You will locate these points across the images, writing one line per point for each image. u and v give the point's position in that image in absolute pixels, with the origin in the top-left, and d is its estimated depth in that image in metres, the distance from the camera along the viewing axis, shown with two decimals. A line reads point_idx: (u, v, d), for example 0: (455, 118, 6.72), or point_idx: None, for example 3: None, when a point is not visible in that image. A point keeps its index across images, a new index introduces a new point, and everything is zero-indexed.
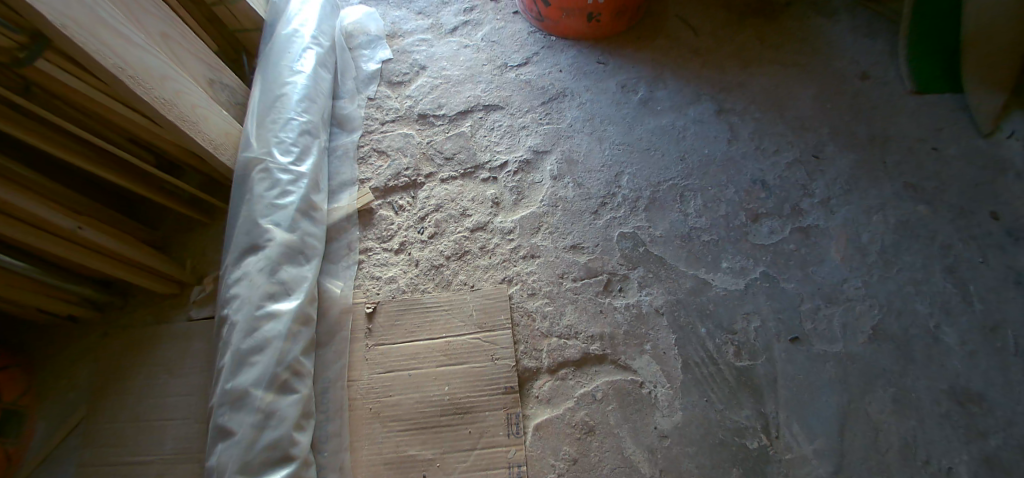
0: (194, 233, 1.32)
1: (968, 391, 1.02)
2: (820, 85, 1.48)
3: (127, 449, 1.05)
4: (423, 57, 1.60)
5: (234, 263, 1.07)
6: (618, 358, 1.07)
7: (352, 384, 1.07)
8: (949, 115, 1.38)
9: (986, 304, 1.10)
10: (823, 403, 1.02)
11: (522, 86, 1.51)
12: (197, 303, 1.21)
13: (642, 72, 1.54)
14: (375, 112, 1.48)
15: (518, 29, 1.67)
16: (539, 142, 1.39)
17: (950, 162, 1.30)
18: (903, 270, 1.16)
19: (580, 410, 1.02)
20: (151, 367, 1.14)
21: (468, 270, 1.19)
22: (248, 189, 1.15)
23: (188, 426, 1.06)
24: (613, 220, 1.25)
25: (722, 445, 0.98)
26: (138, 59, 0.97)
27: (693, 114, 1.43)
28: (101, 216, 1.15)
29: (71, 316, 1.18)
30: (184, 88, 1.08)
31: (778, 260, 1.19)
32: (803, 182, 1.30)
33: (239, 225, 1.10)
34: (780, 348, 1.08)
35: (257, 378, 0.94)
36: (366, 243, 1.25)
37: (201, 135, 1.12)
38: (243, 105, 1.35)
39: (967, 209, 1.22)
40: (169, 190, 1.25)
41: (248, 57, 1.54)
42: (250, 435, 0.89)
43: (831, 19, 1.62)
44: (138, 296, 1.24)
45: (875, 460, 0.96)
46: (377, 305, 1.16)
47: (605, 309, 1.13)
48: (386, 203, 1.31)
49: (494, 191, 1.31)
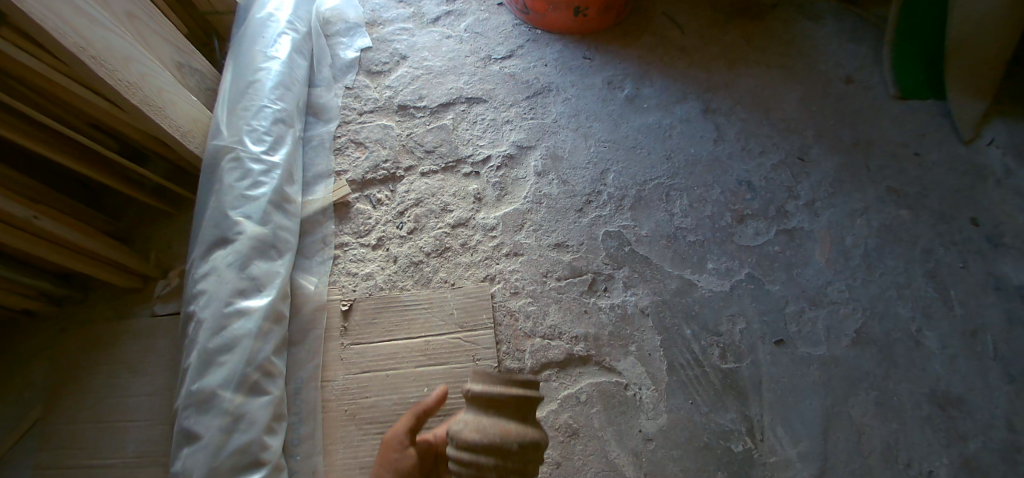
0: (159, 224, 1.25)
1: (948, 394, 1.02)
2: (805, 88, 1.47)
3: (84, 452, 0.98)
4: (404, 47, 1.55)
5: (201, 257, 1.01)
6: (603, 359, 1.04)
7: (327, 385, 1.02)
8: (931, 120, 1.39)
9: (966, 308, 1.11)
10: (808, 406, 1.01)
11: (507, 79, 1.48)
12: (162, 299, 1.15)
13: (629, 68, 1.52)
14: (353, 102, 1.42)
15: (503, 21, 1.64)
16: (523, 136, 1.35)
17: (931, 168, 1.30)
18: (886, 274, 1.16)
19: (563, 412, 0.99)
20: (111, 366, 1.07)
21: (448, 268, 1.15)
22: (218, 178, 1.09)
23: (151, 427, 1.00)
24: (598, 218, 1.23)
25: (708, 448, 0.96)
26: (101, 39, 0.91)
27: (680, 113, 1.42)
28: (59, 206, 1.08)
29: (26, 310, 1.11)
30: (150, 71, 1.03)
31: (763, 261, 1.18)
32: (789, 184, 1.29)
33: (208, 217, 1.05)
34: (765, 350, 1.07)
35: (225, 379, 0.89)
36: (342, 238, 1.19)
37: (168, 121, 1.06)
38: (215, 91, 1.28)
39: (948, 215, 1.23)
40: (133, 179, 1.19)
41: (219, 41, 1.48)
42: (216, 440, 0.84)
43: (816, 22, 1.63)
44: (99, 289, 1.18)
45: (858, 464, 0.95)
46: (353, 302, 1.11)
47: (590, 309, 1.10)
48: (364, 197, 1.26)
49: (476, 186, 1.27)
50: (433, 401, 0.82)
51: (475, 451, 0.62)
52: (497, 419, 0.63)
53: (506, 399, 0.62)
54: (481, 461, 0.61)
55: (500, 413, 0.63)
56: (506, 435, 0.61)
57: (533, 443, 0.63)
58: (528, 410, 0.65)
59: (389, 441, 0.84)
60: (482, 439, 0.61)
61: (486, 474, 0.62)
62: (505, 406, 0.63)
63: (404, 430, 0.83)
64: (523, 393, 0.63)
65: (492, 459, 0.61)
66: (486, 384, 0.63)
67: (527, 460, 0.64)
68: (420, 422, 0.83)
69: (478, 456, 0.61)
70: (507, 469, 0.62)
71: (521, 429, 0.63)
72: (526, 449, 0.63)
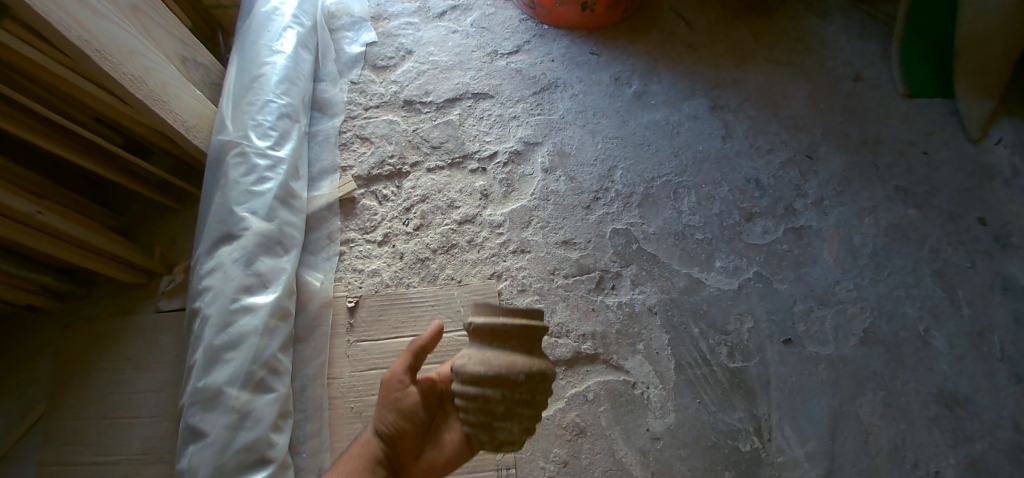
0: (164, 220, 1.24)
1: (956, 394, 1.02)
2: (813, 85, 1.46)
3: (90, 448, 0.98)
4: (410, 41, 1.54)
5: (207, 252, 1.01)
6: (610, 358, 1.04)
7: (333, 383, 1.02)
8: (940, 119, 1.38)
9: (973, 308, 1.11)
10: (816, 406, 1.01)
11: (513, 74, 1.46)
12: (167, 295, 1.14)
13: (636, 64, 1.51)
14: (359, 97, 1.41)
15: (510, 15, 1.62)
16: (530, 133, 1.34)
17: (939, 167, 1.30)
18: (894, 274, 1.15)
19: (571, 411, 0.99)
20: (115, 363, 1.07)
21: (455, 265, 1.14)
22: (223, 173, 1.08)
23: (157, 424, 0.99)
24: (606, 215, 1.22)
25: (715, 447, 0.96)
26: (105, 32, 0.90)
27: (688, 110, 1.41)
28: (63, 201, 1.07)
29: (30, 306, 1.11)
30: (155, 65, 1.01)
31: (771, 260, 1.17)
32: (797, 182, 1.28)
33: (213, 213, 1.04)
34: (773, 350, 1.06)
35: (231, 376, 0.89)
36: (347, 234, 1.19)
37: (172, 116, 1.05)
38: (219, 85, 1.27)
39: (956, 214, 1.22)
40: (137, 174, 1.18)
41: (224, 35, 1.47)
42: (223, 437, 0.84)
43: (825, 19, 1.61)
44: (103, 285, 1.17)
45: (865, 464, 0.95)
46: (359, 299, 1.10)
47: (597, 307, 1.10)
48: (370, 193, 1.25)
49: (482, 183, 1.26)
50: (432, 334, 0.70)
51: (481, 385, 0.62)
52: (502, 351, 0.62)
53: (510, 329, 0.61)
54: (488, 394, 0.62)
55: (505, 345, 0.62)
56: (511, 366, 0.61)
57: (540, 372, 0.63)
58: (532, 341, 0.63)
59: (386, 382, 0.71)
60: (487, 371, 0.61)
61: (493, 405, 0.63)
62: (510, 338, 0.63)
63: (403, 367, 0.70)
64: (526, 322, 0.61)
65: (499, 392, 0.62)
66: (487, 315, 0.62)
67: (536, 391, 0.64)
68: (421, 359, 0.72)
69: (484, 390, 0.62)
70: (515, 399, 0.63)
71: (527, 360, 0.62)
72: (534, 379, 0.63)
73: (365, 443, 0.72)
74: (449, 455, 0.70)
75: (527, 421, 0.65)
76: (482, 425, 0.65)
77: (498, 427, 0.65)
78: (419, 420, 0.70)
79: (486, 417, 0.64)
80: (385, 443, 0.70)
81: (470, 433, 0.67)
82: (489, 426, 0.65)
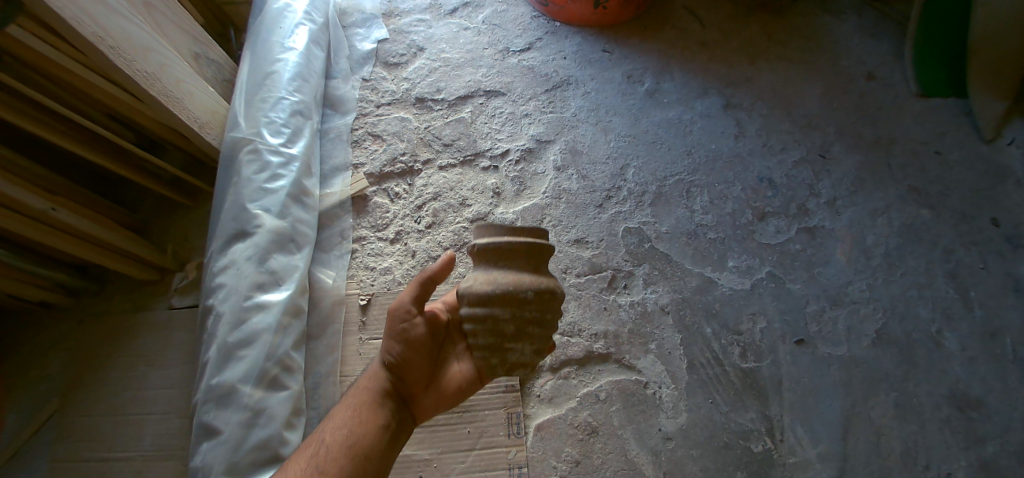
0: (177, 217, 1.25)
1: (967, 396, 1.01)
2: (827, 84, 1.45)
3: (105, 444, 0.99)
4: (421, 38, 1.53)
5: (220, 250, 1.01)
6: (622, 357, 1.04)
7: (345, 380, 1.02)
8: (954, 118, 1.36)
9: (986, 310, 1.10)
10: (828, 407, 1.00)
11: (525, 72, 1.45)
12: (179, 292, 1.14)
13: (648, 62, 1.49)
14: (370, 94, 1.41)
15: (521, 12, 1.61)
16: (542, 130, 1.34)
17: (952, 167, 1.29)
18: (907, 274, 1.15)
19: (583, 410, 0.99)
20: (127, 359, 1.07)
21: (467, 262, 1.14)
22: (236, 170, 1.08)
23: (170, 420, 1.00)
24: (618, 214, 1.21)
25: (727, 448, 0.96)
26: (119, 28, 0.90)
27: (700, 108, 1.40)
28: (76, 197, 1.07)
29: (44, 302, 1.11)
30: (168, 61, 1.01)
31: (784, 260, 1.17)
32: (810, 181, 1.28)
33: (226, 210, 1.04)
34: (785, 350, 1.06)
35: (245, 373, 0.89)
36: (359, 231, 1.18)
37: (185, 113, 1.04)
38: (231, 82, 1.27)
39: (968, 215, 1.22)
40: (150, 171, 1.18)
41: (235, 31, 1.47)
42: (237, 434, 0.84)
43: (839, 17, 1.60)
44: (115, 282, 1.17)
45: (877, 465, 0.95)
46: (371, 297, 1.10)
47: (609, 306, 1.09)
48: (381, 190, 1.25)
49: (494, 181, 1.26)
50: (442, 264, 0.72)
51: (490, 304, 0.66)
52: (507, 270, 0.67)
53: (516, 247, 0.66)
54: (496, 314, 0.67)
55: (511, 265, 0.67)
56: (518, 284, 0.65)
57: (548, 290, 0.67)
58: (538, 261, 0.68)
59: (392, 315, 0.73)
60: (495, 289, 0.65)
61: (503, 326, 0.67)
62: (516, 257, 0.67)
63: (409, 299, 0.73)
64: (530, 240, 0.66)
65: (507, 311, 0.66)
66: (490, 236, 0.67)
67: (545, 309, 0.68)
68: (427, 291, 0.74)
69: (492, 309, 0.66)
70: (524, 319, 0.67)
71: (534, 278, 0.67)
72: (542, 297, 0.67)
73: (373, 377, 0.72)
74: (461, 381, 0.75)
75: (537, 341, 0.70)
76: (492, 347, 0.70)
77: (509, 348, 0.69)
78: (427, 349, 0.74)
79: (496, 339, 0.69)
80: (393, 374, 0.72)
81: (482, 360, 0.72)
82: (500, 348, 0.70)
